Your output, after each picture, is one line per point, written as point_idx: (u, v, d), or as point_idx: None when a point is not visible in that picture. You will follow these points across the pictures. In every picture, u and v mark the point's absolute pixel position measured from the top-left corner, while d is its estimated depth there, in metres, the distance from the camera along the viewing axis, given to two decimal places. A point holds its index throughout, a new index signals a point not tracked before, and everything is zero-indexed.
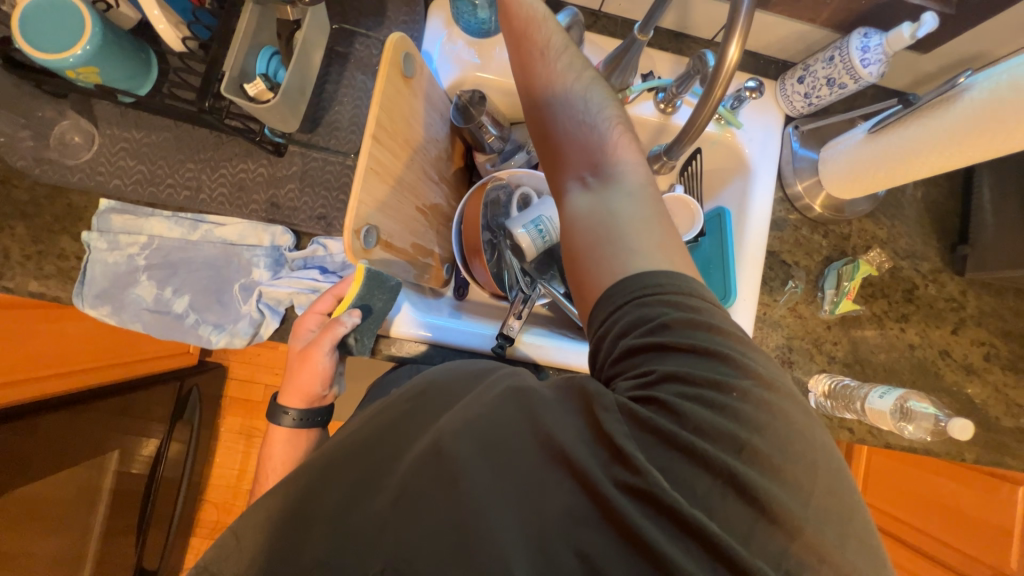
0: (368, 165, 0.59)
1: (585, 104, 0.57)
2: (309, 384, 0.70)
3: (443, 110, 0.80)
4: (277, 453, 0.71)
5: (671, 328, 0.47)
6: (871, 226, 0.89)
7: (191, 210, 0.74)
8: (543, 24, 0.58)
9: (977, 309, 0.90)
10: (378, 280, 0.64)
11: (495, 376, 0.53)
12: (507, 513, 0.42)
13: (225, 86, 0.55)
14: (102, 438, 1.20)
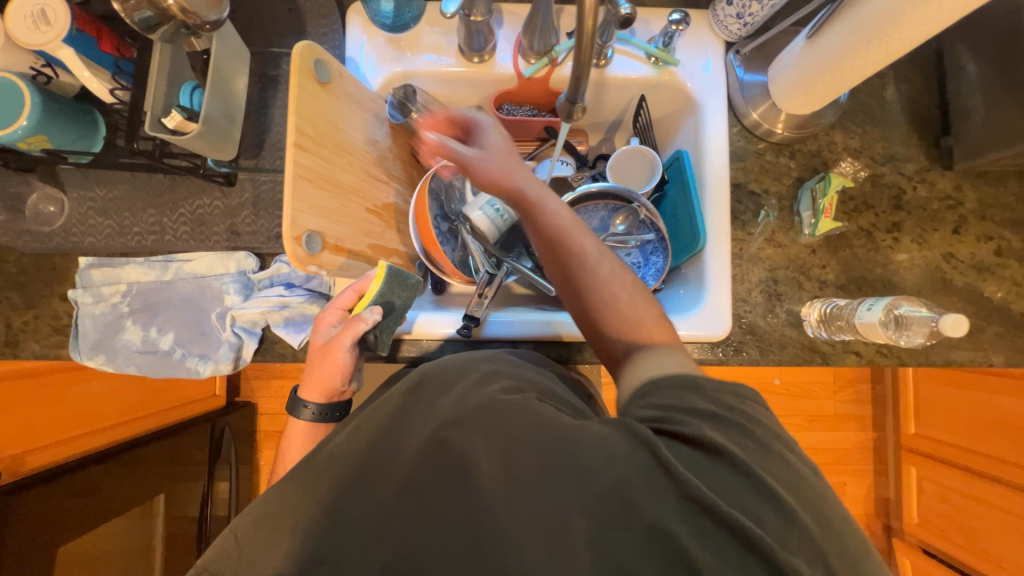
0: (296, 173, 0.61)
1: (638, 328, 0.60)
2: (330, 382, 0.68)
3: (379, 111, 0.81)
4: (293, 447, 0.69)
5: (691, 404, 0.49)
6: (842, 139, 0.84)
7: (161, 252, 0.78)
8: (570, 226, 0.63)
9: (977, 202, 0.83)
10: (399, 277, 0.70)
11: (491, 364, 0.55)
12: (526, 517, 0.43)
13: (147, 125, 0.59)
14: (150, 485, 1.29)
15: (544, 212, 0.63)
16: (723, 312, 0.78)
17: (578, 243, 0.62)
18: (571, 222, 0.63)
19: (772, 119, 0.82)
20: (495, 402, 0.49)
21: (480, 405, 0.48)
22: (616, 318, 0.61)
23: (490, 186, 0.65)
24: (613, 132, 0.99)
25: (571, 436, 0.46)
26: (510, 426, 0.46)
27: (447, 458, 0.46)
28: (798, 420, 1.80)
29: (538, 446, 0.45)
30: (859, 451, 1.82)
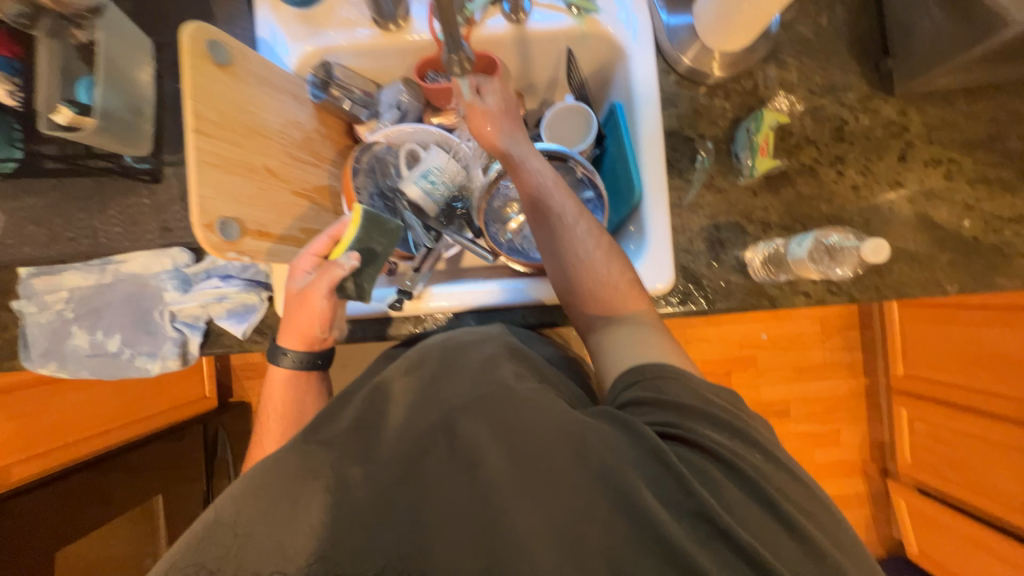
0: (200, 159, 0.60)
1: (618, 277, 0.68)
2: (308, 330, 0.67)
3: (300, 91, 0.79)
4: (275, 397, 0.69)
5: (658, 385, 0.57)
6: (778, 74, 0.82)
7: (97, 256, 0.78)
8: (551, 184, 0.70)
9: (923, 126, 0.81)
10: (377, 223, 0.66)
11: (481, 339, 0.64)
12: (515, 492, 0.48)
13: (40, 125, 0.63)
14: (146, 488, 1.31)
15: (530, 173, 0.70)
16: (664, 263, 0.76)
17: (563, 203, 0.69)
18: (556, 183, 0.70)
19: (704, 63, 0.79)
20: (486, 373, 0.57)
21: (472, 375, 0.57)
22: (598, 266, 0.68)
23: (492, 148, 0.72)
24: (551, 92, 0.96)
25: (547, 405, 0.53)
26: (497, 394, 0.54)
27: (436, 421, 0.52)
28: (786, 372, 1.73)
29: (520, 410, 0.52)
30: (848, 398, 1.76)
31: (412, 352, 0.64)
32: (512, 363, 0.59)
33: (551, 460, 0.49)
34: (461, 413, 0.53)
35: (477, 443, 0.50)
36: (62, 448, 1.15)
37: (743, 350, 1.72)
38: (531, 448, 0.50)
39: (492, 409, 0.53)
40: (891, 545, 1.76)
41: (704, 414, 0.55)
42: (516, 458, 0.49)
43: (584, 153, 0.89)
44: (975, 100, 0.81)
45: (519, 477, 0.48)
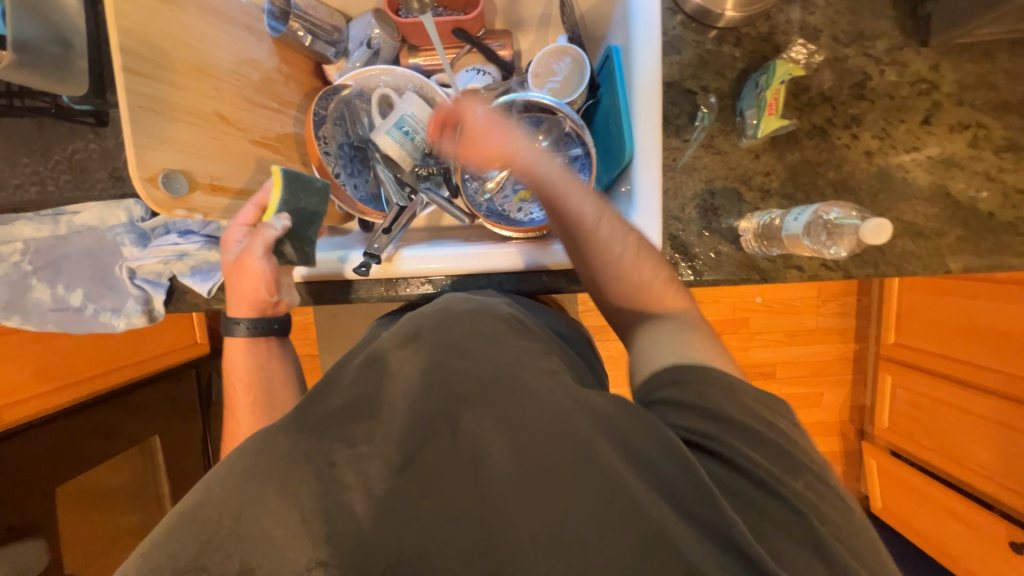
0: (132, 103, 0.53)
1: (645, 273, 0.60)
2: (253, 296, 0.64)
3: (254, 21, 0.70)
4: (237, 364, 0.66)
5: (674, 386, 0.51)
6: (799, 16, 0.72)
7: (49, 206, 0.74)
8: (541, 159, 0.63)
9: (955, 84, 0.72)
10: (300, 182, 0.64)
11: (485, 317, 0.61)
12: (511, 504, 0.43)
13: None
14: (151, 425, 1.35)
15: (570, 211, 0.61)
16: (652, 231, 0.70)
17: (604, 243, 0.61)
18: (594, 217, 0.61)
19: (716, 1, 0.68)
20: (493, 356, 0.53)
21: (476, 356, 0.53)
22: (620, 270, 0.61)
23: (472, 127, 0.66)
24: (543, 31, 0.86)
25: (558, 395, 0.48)
26: (505, 381, 0.49)
27: (435, 407, 0.47)
28: (778, 336, 1.72)
29: (528, 401, 0.47)
30: (837, 364, 1.75)
31: (405, 326, 0.61)
32: (518, 347, 0.55)
33: (555, 461, 0.44)
34: (465, 402, 0.48)
35: (479, 435, 0.46)
36: (33, 398, 1.09)
37: (736, 313, 1.69)
38: (536, 445, 0.45)
39: (500, 399, 0.48)
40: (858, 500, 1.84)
41: (710, 413, 0.47)
42: (518, 453, 0.44)
43: (574, 104, 0.81)
44: (1020, 54, 0.71)
45: (522, 481, 0.43)
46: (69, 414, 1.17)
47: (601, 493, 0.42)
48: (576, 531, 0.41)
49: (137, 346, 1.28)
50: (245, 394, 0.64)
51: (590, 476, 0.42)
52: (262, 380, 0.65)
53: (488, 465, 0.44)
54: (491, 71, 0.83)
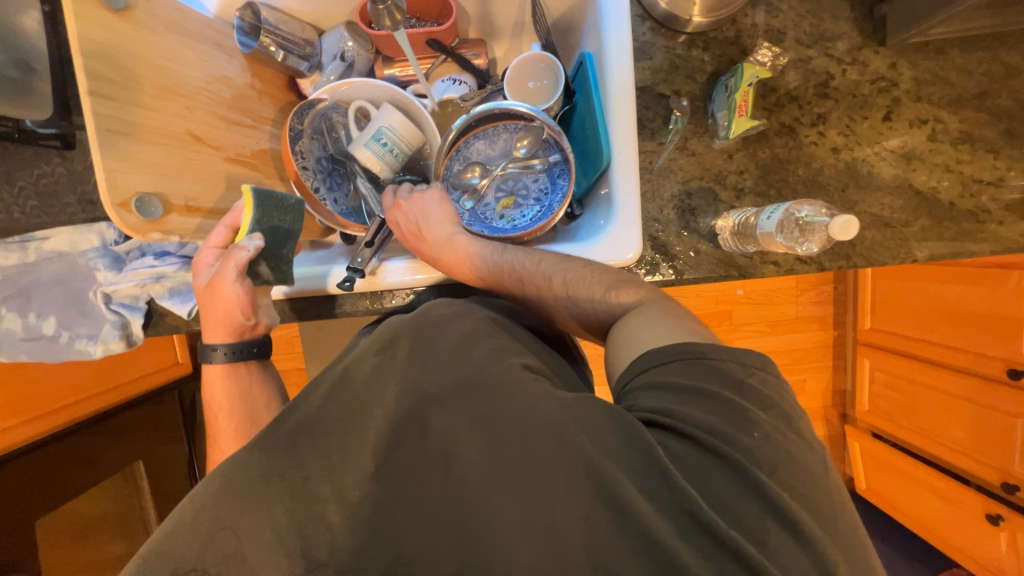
0: (102, 127, 0.52)
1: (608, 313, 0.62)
2: (229, 318, 0.64)
3: (224, 38, 0.69)
4: (215, 394, 0.66)
5: (655, 370, 0.50)
6: (764, 19, 0.74)
7: (16, 232, 0.70)
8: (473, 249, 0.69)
9: (913, 81, 0.75)
10: (272, 200, 0.61)
11: (455, 313, 0.60)
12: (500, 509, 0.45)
13: None
14: (132, 451, 1.31)
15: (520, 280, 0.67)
16: (632, 234, 0.71)
17: (561, 297, 0.64)
18: (539, 283, 0.65)
19: (683, 7, 0.70)
20: (463, 355, 0.54)
21: (448, 357, 0.54)
22: (587, 315, 0.63)
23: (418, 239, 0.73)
24: (517, 39, 0.87)
25: (528, 387, 0.49)
26: (474, 379, 0.51)
27: (407, 409, 0.51)
28: (760, 326, 1.76)
29: (499, 396, 0.49)
30: (817, 351, 1.80)
31: (382, 332, 0.59)
32: (491, 343, 0.56)
33: (525, 452, 0.46)
34: (437, 402, 0.51)
35: (453, 434, 0.49)
36: (15, 427, 1.05)
37: (719, 306, 1.73)
38: (507, 437, 0.47)
39: (470, 397, 0.50)
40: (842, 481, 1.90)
41: (695, 389, 0.47)
42: (490, 447, 0.47)
43: (551, 111, 0.82)
44: (971, 51, 0.75)
45: (494, 472, 0.46)
46: (47, 443, 1.13)
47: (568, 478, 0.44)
48: (547, 515, 0.44)
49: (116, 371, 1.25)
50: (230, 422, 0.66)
51: (556, 463, 0.45)
52: (244, 406, 0.67)
53: (460, 461, 0.47)
54: (467, 81, 0.84)
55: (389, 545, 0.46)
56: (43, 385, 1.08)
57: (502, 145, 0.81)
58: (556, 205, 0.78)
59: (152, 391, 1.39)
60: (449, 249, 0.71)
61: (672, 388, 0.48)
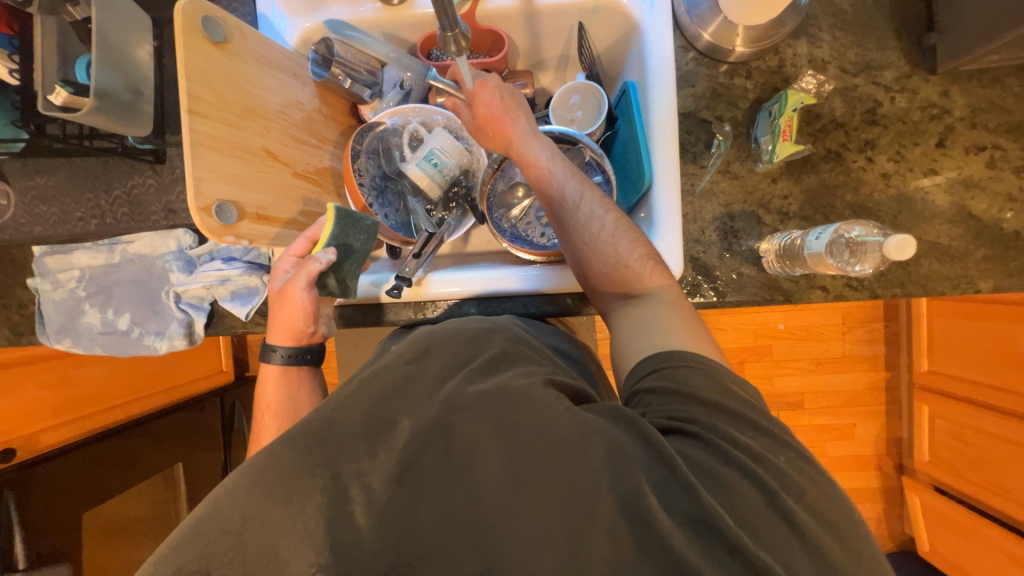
0: (195, 141, 0.58)
1: (587, 214, 0.67)
2: (293, 322, 0.68)
3: (300, 68, 0.77)
4: (267, 392, 0.70)
5: (643, 381, 0.57)
6: (807, 50, 0.76)
7: (106, 236, 0.79)
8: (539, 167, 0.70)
9: (967, 108, 0.74)
10: (351, 219, 0.68)
11: (484, 330, 0.66)
12: (538, 523, 0.45)
13: (40, 104, 0.62)
14: (173, 454, 1.36)
15: (526, 166, 0.71)
16: (674, 254, 0.72)
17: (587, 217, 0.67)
18: (557, 171, 0.69)
19: (726, 38, 0.73)
20: (493, 370, 0.58)
21: (475, 374, 0.57)
22: (569, 215, 0.68)
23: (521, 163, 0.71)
24: (562, 69, 0.92)
25: (552, 400, 0.52)
26: (500, 391, 0.53)
27: (437, 413, 0.52)
28: (803, 363, 1.67)
29: (521, 406, 0.52)
30: (868, 392, 1.69)
31: (416, 343, 0.64)
32: (516, 365, 0.59)
33: (544, 463, 0.48)
34: (461, 408, 0.53)
35: (475, 439, 0.50)
36: (90, 416, 1.18)
37: (758, 340, 1.67)
38: (529, 445, 0.49)
39: (495, 406, 0.52)
40: (903, 541, 1.72)
41: (682, 395, 0.53)
42: (511, 453, 0.49)
43: (593, 135, 0.85)
44: None
45: (515, 479, 0.47)
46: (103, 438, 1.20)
47: (589, 483, 0.47)
48: (570, 523, 0.45)
49: (172, 371, 1.38)
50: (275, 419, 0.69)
51: (575, 473, 0.47)
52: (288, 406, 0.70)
53: (483, 466, 0.48)
54: None
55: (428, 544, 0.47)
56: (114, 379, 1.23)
57: None
58: None
59: (197, 397, 1.46)
60: (526, 132, 0.72)
61: (654, 399, 0.54)
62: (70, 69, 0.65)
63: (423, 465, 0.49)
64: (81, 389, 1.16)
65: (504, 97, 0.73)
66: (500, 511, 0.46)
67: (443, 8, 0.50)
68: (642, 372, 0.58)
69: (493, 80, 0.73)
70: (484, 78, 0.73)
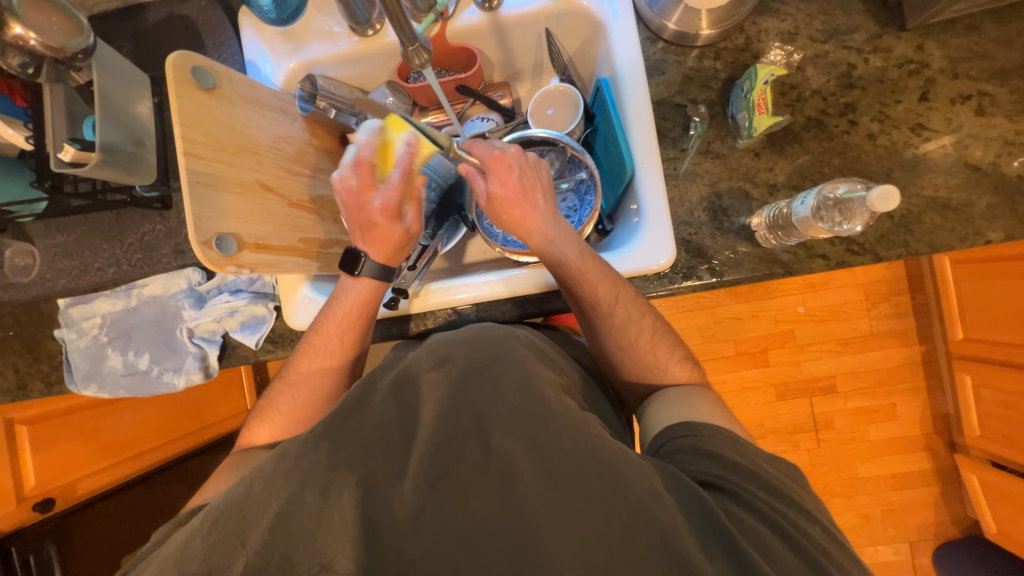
0: (193, 181, 0.62)
1: (622, 317, 0.67)
2: (409, 238, 0.73)
3: (288, 106, 0.81)
4: (282, 405, 0.72)
5: (681, 440, 0.56)
6: (774, 24, 0.77)
7: (123, 282, 0.83)
8: (573, 271, 0.67)
9: (945, 60, 0.73)
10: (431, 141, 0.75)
11: (505, 334, 0.65)
12: (554, 521, 0.46)
13: (52, 163, 0.67)
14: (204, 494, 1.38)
15: (553, 261, 0.68)
16: (665, 239, 0.72)
17: (616, 324, 0.68)
18: (589, 273, 0.66)
19: (690, 23, 0.74)
20: (522, 376, 0.56)
21: (502, 384, 0.55)
22: (601, 315, 0.68)
23: (550, 265, 0.68)
24: (538, 76, 0.96)
25: (587, 424, 0.52)
26: (533, 408, 0.52)
27: (468, 427, 0.52)
28: (829, 345, 1.61)
29: (555, 427, 0.50)
30: (903, 369, 1.61)
31: (438, 350, 0.63)
32: (541, 372, 0.58)
33: (581, 486, 0.47)
34: (493, 420, 0.52)
35: (509, 456, 0.49)
36: (127, 461, 1.19)
37: (778, 326, 1.62)
38: (555, 460, 0.49)
39: (528, 424, 0.51)
40: (967, 525, 1.60)
41: (699, 450, 0.53)
42: (547, 474, 0.48)
43: (574, 134, 0.87)
44: (1005, 23, 0.72)
45: (552, 500, 0.47)
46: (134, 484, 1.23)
47: (627, 503, 0.46)
48: (588, 524, 0.46)
49: (207, 408, 1.36)
50: (284, 429, 0.71)
51: (609, 498, 0.46)
52: (302, 418, 0.72)
53: (519, 484, 0.48)
54: (494, 117, 0.92)
55: (438, 537, 0.47)
56: (151, 421, 1.22)
57: None
58: (584, 219, 0.81)
59: (228, 434, 1.47)
60: (551, 221, 0.68)
61: (684, 460, 0.54)
62: (79, 129, 0.71)
63: (425, 462, 0.50)
64: (117, 435, 1.16)
65: (523, 175, 0.68)
66: (519, 510, 0.47)
67: (403, 22, 0.53)
68: (677, 434, 0.57)
69: (511, 156, 0.68)
70: (503, 154, 0.68)
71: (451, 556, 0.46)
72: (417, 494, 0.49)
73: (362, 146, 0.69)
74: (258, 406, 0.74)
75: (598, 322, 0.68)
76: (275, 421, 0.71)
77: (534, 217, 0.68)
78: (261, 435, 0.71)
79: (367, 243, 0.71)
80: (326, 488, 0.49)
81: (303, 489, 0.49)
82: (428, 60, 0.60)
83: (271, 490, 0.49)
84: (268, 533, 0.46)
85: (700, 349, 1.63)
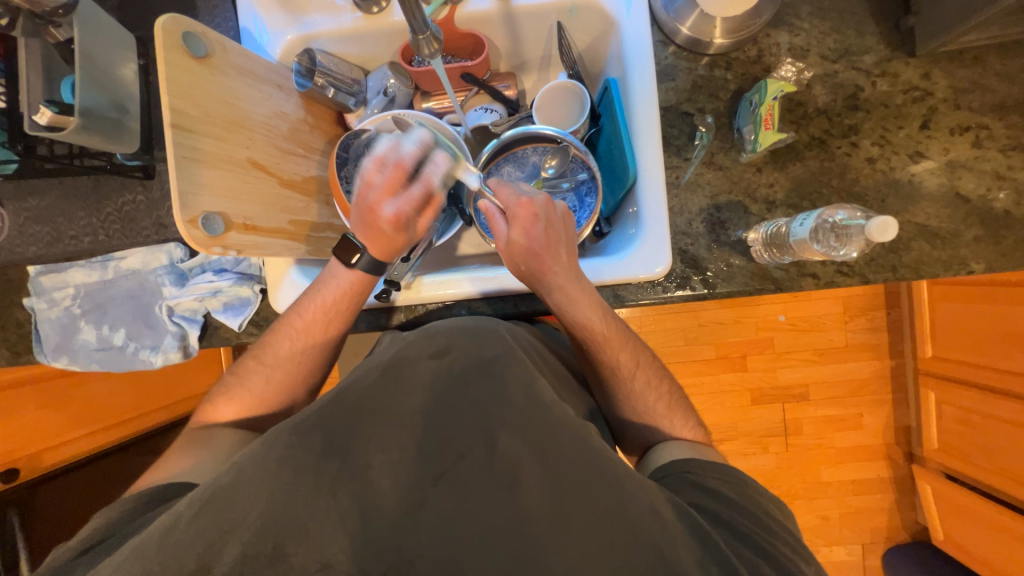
0: (180, 155, 0.59)
1: (642, 383, 0.69)
2: (412, 241, 0.72)
3: (284, 80, 0.78)
4: (255, 388, 0.71)
5: (683, 470, 0.59)
6: (786, 38, 0.76)
7: (100, 253, 0.80)
8: (598, 335, 0.67)
9: (949, 89, 0.74)
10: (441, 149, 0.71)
11: (500, 329, 0.65)
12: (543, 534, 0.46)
13: (27, 125, 0.64)
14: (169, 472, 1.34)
15: (573, 320, 0.67)
16: (661, 246, 0.72)
17: (616, 379, 0.69)
18: (612, 336, 0.68)
19: (705, 31, 0.73)
20: (527, 381, 0.56)
21: (511, 388, 0.54)
22: (619, 380, 0.69)
23: (573, 327, 0.68)
24: (545, 69, 0.93)
25: (590, 435, 0.53)
26: (540, 412, 0.52)
27: (473, 424, 0.51)
28: (806, 355, 1.66)
29: (560, 433, 0.51)
30: (874, 382, 1.67)
31: (435, 338, 0.62)
32: (542, 379, 0.59)
33: (583, 497, 0.47)
34: (498, 422, 0.51)
35: (510, 460, 0.49)
36: (82, 438, 1.14)
37: (759, 333, 1.65)
38: (558, 472, 0.49)
39: (536, 430, 0.51)
40: (915, 530, 1.69)
41: (698, 485, 0.56)
42: (547, 482, 0.48)
43: (578, 133, 0.86)
44: (1011, 57, 0.73)
45: (552, 508, 0.47)
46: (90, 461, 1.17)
47: (627, 519, 0.46)
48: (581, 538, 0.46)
49: (176, 384, 1.30)
50: (250, 410, 0.70)
51: (609, 515, 0.46)
52: (275, 399, 0.71)
53: (513, 492, 0.48)
54: (497, 109, 0.90)
55: (431, 536, 0.46)
56: (115, 397, 1.17)
57: (531, 166, 0.85)
58: (583, 221, 0.80)
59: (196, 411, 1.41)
60: (573, 280, 0.66)
61: (685, 491, 0.56)
62: (55, 90, 0.68)
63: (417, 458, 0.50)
64: (78, 411, 1.11)
65: (548, 226, 0.65)
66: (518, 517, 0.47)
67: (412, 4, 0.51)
68: (677, 468, 0.60)
69: (539, 205, 0.65)
70: (530, 201, 0.64)
71: (452, 554, 0.45)
72: (406, 490, 0.49)
73: (399, 151, 0.63)
74: (223, 382, 0.74)
75: (608, 380, 0.70)
76: (249, 399, 0.70)
77: (556, 275, 0.65)
78: (226, 413, 0.70)
79: (366, 239, 0.69)
80: (310, 484, 0.48)
81: (293, 479, 0.48)
82: (436, 52, 0.58)
83: (254, 484, 0.47)
84: (249, 529, 0.45)
85: (683, 351, 1.66)
